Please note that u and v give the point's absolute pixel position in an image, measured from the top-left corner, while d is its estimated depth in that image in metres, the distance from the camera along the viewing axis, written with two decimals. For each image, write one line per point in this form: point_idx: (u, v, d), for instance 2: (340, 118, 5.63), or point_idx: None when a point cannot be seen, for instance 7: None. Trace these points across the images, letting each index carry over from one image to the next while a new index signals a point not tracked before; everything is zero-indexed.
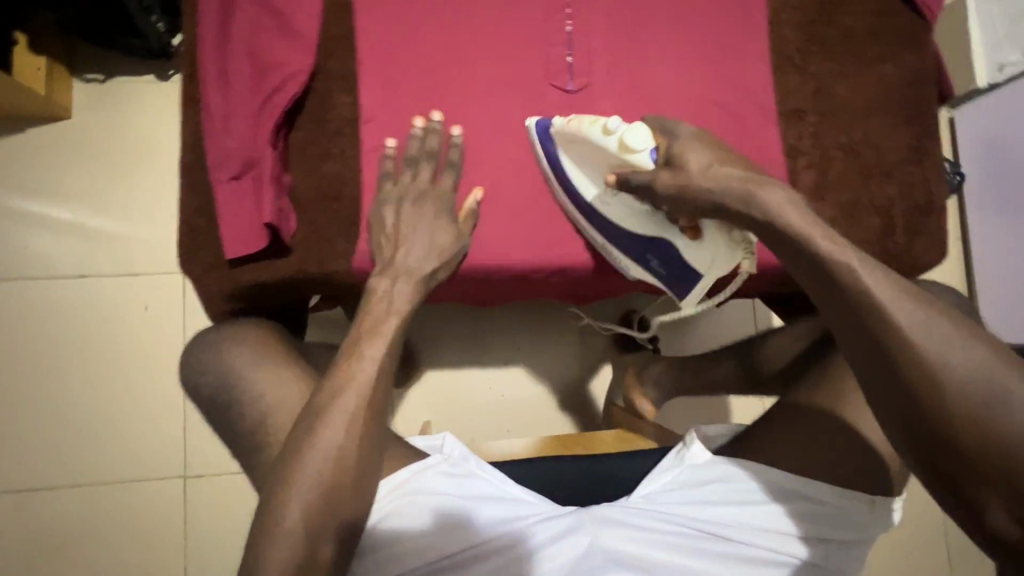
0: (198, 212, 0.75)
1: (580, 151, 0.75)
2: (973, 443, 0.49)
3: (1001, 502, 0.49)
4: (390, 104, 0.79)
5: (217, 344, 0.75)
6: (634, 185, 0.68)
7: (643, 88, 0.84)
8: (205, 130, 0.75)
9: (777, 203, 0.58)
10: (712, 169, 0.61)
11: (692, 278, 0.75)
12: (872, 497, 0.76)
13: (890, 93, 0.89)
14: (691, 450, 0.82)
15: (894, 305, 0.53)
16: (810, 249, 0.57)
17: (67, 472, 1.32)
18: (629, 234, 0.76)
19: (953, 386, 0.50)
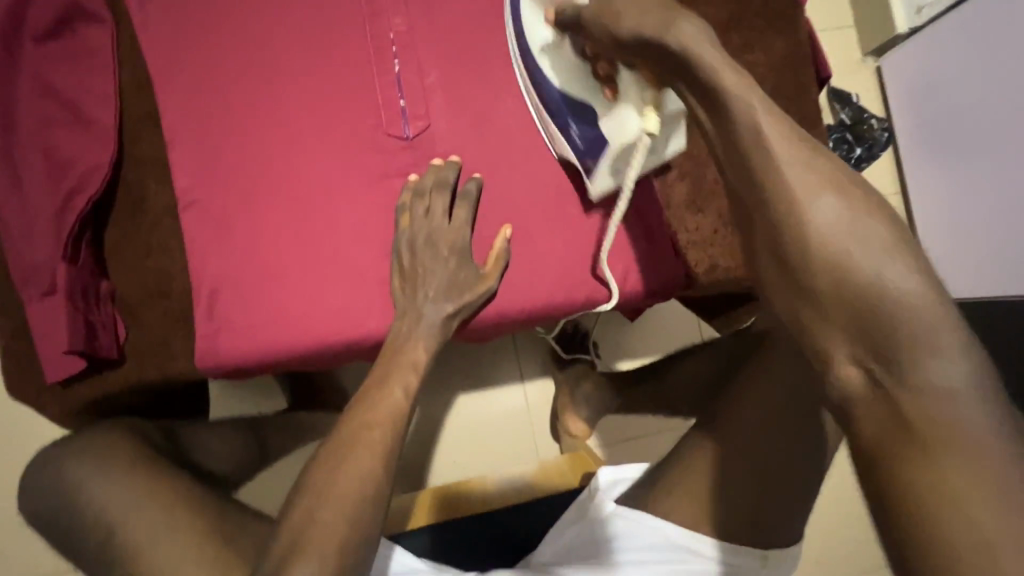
0: (16, 332, 0.70)
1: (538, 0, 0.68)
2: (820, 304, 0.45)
3: (848, 349, 0.45)
4: (208, 183, 0.73)
5: (57, 462, 0.72)
6: (567, 22, 0.62)
7: (487, 122, 0.78)
8: (7, 245, 0.69)
9: (690, 36, 0.50)
10: (638, 9, 0.53)
11: (601, 147, 0.68)
12: (764, 551, 0.71)
13: (761, 83, 0.82)
14: (593, 501, 0.77)
15: (815, 209, 0.46)
16: (715, 85, 0.49)
17: None
18: (562, 94, 0.70)
19: (819, 239, 0.45)
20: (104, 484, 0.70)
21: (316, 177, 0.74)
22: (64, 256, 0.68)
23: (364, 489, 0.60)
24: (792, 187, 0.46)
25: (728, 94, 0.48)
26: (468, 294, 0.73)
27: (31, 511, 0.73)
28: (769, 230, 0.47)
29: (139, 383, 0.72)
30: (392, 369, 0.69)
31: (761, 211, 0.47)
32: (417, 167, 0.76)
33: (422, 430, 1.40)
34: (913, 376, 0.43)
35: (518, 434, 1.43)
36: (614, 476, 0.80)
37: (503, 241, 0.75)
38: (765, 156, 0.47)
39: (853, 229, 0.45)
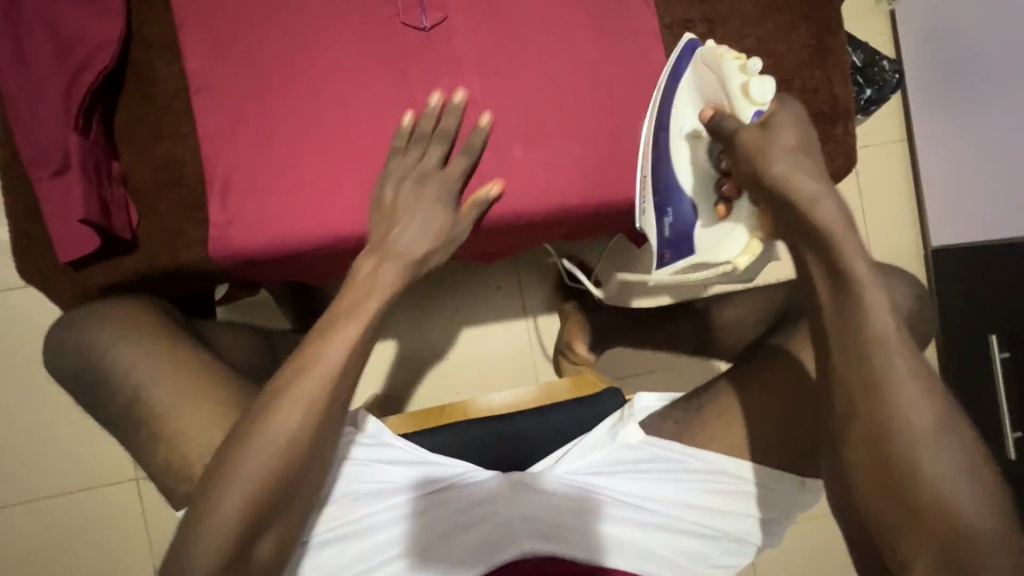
0: (27, 214, 0.69)
1: (704, 84, 0.66)
2: (912, 495, 0.52)
3: (930, 561, 0.51)
4: (220, 66, 0.71)
5: (78, 327, 0.70)
6: (717, 128, 0.59)
7: (506, 16, 0.76)
8: (11, 122, 0.67)
9: (825, 213, 0.52)
10: (797, 163, 0.53)
11: (682, 249, 0.69)
12: (803, 478, 0.76)
13: None
14: (625, 429, 0.79)
15: (913, 409, 0.52)
16: (840, 258, 0.53)
17: (21, 488, 1.33)
18: (670, 180, 0.69)
19: (915, 464, 0.52)
20: (128, 351, 0.68)
21: (331, 66, 0.73)
22: (74, 131, 0.66)
23: (320, 393, 0.58)
24: (897, 365, 0.53)
25: (842, 247, 0.52)
26: (446, 236, 0.69)
27: (55, 366, 0.71)
28: (867, 425, 0.53)
29: (153, 271, 0.72)
30: (357, 287, 0.63)
31: (860, 380, 0.53)
32: (435, 60, 0.75)
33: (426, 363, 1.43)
34: None
35: (520, 368, 1.46)
36: (648, 402, 0.82)
37: (485, 195, 0.71)
38: (880, 351, 0.53)
39: (940, 417, 0.52)
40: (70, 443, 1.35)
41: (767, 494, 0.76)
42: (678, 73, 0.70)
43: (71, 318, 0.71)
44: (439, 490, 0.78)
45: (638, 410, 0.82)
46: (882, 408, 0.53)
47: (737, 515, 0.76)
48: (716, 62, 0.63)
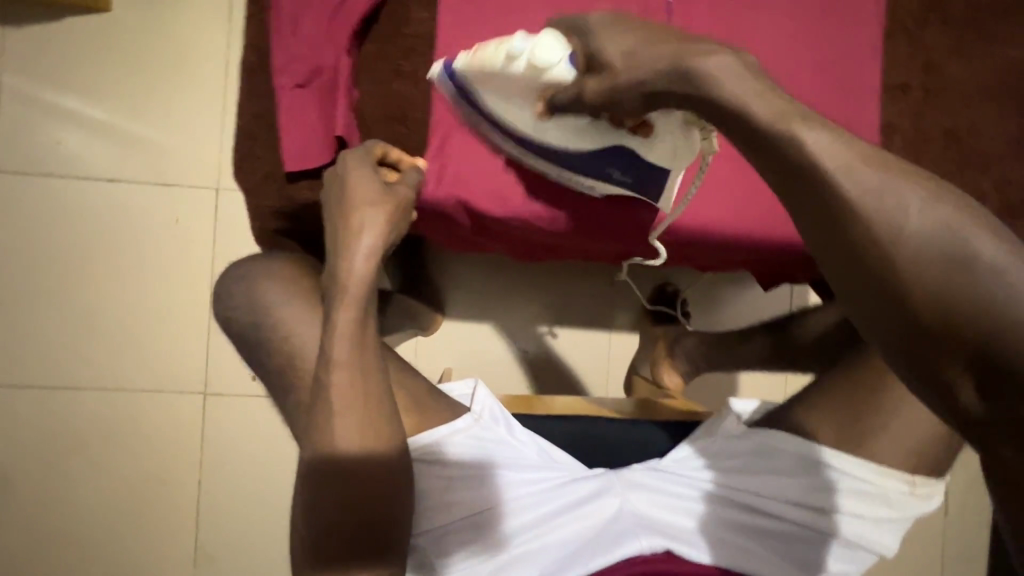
0: (257, 118, 0.72)
1: (496, 89, 0.65)
2: (945, 304, 0.36)
3: (973, 381, 0.37)
4: (470, 24, 0.73)
5: (248, 280, 0.73)
6: (562, 105, 0.59)
7: (743, 42, 0.77)
8: (272, 31, 0.70)
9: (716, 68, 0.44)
10: (636, 53, 0.49)
11: (660, 177, 0.69)
12: (912, 478, 0.75)
13: (1007, 77, 0.81)
14: (726, 420, 0.82)
15: (902, 236, 0.37)
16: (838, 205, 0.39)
17: (89, 374, 1.35)
18: (572, 159, 0.68)
19: (911, 258, 0.37)
20: (291, 305, 0.70)
21: None
22: (339, 54, 0.70)
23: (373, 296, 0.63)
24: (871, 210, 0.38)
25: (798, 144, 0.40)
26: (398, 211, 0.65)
27: (223, 323, 0.74)
28: (856, 250, 0.38)
29: None
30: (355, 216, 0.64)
31: (810, 202, 0.40)
32: None
33: (505, 353, 1.44)
34: None
35: (594, 376, 1.47)
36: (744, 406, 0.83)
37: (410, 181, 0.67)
38: (863, 227, 0.38)
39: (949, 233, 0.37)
40: (144, 342, 1.36)
41: (878, 493, 0.75)
42: (467, 88, 0.67)
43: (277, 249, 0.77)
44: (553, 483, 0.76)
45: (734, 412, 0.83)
46: (856, 209, 0.38)
47: (843, 514, 0.75)
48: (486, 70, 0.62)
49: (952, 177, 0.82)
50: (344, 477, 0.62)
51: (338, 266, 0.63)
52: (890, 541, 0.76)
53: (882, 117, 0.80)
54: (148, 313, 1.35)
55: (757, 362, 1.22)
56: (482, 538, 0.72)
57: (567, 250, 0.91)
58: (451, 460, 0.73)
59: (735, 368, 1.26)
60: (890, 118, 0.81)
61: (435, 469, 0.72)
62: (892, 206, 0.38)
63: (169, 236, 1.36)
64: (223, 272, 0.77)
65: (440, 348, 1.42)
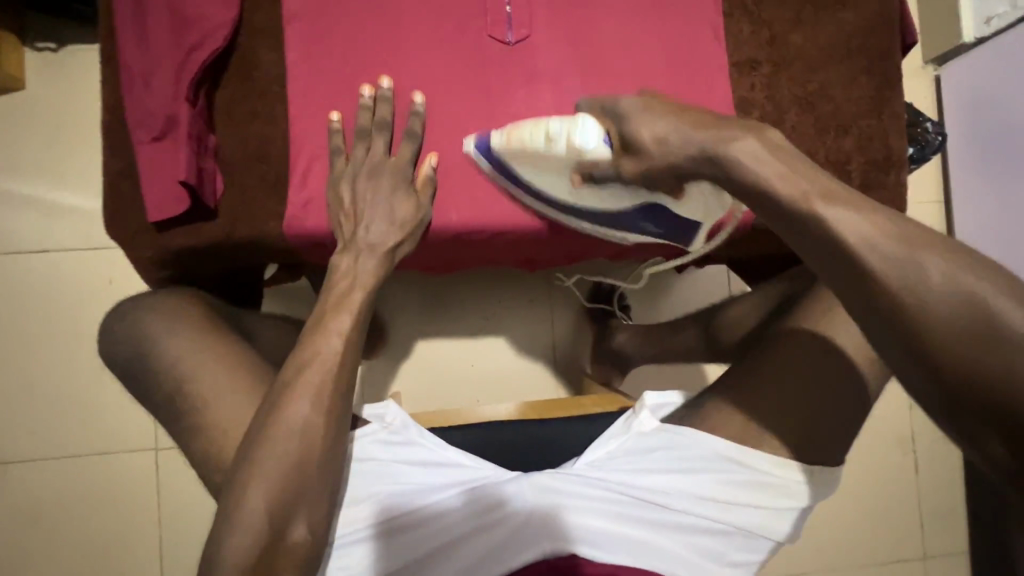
0: (122, 174, 0.74)
1: (535, 163, 0.72)
2: (968, 362, 0.43)
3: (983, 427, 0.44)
4: (318, 59, 0.76)
5: (132, 314, 0.76)
6: (600, 178, 0.68)
7: (586, 41, 0.81)
8: (125, 89, 0.73)
9: (742, 154, 0.54)
10: (669, 139, 0.58)
11: (691, 228, 0.74)
12: (811, 469, 0.76)
13: (846, 41, 0.85)
14: (639, 417, 0.82)
15: (927, 297, 0.45)
16: (850, 256, 0.48)
17: (40, 445, 1.35)
18: (607, 212, 0.75)
19: (939, 319, 0.45)
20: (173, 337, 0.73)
21: (419, 70, 0.78)
22: (183, 101, 0.72)
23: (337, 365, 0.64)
24: (906, 279, 0.46)
25: (822, 216, 0.50)
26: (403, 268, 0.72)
27: (106, 356, 0.76)
28: (902, 327, 0.46)
29: (227, 238, 0.75)
30: (326, 313, 0.67)
31: (829, 258, 0.50)
32: (515, 72, 0.79)
33: (452, 370, 1.45)
34: None
35: (543, 381, 1.48)
36: (658, 398, 0.85)
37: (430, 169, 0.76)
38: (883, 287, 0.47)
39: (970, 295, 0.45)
40: (93, 406, 1.37)
41: (778, 485, 0.76)
42: (502, 163, 0.75)
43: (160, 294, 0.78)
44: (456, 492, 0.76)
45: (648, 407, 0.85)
46: (885, 278, 0.47)
47: (746, 506, 0.75)
48: (528, 149, 0.71)
49: (813, 142, 0.84)
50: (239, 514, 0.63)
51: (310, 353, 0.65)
52: (791, 531, 0.77)
53: (734, 93, 0.83)
54: (94, 377, 1.37)
55: (687, 355, 1.19)
56: (395, 544, 0.72)
57: (460, 260, 0.94)
58: (359, 474, 0.75)
59: (673, 361, 1.25)
60: (743, 93, 0.83)
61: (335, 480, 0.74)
62: (917, 270, 0.46)
63: (104, 299, 1.38)
64: (102, 324, 0.78)
65: (386, 373, 1.43)
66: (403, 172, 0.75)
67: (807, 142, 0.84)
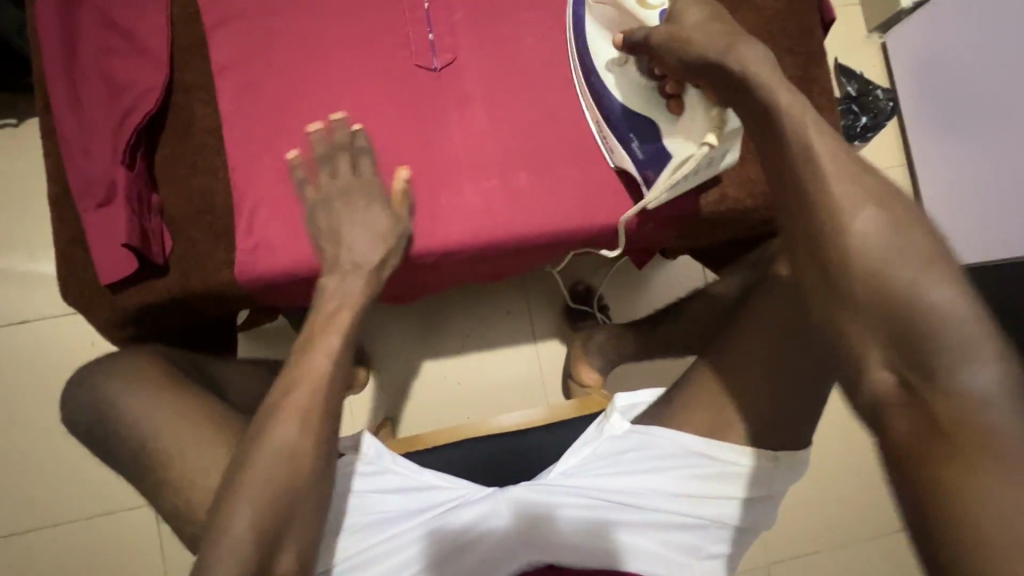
0: (72, 241, 0.76)
1: (604, 15, 0.74)
2: (876, 292, 0.49)
3: (881, 352, 0.49)
4: (250, 108, 0.78)
5: (91, 376, 0.76)
6: (635, 41, 0.67)
7: (510, 58, 0.83)
8: (66, 160, 0.75)
9: (750, 54, 0.57)
10: (709, 28, 0.60)
11: (663, 160, 0.74)
12: (776, 453, 0.74)
13: (767, 26, 0.87)
14: (611, 420, 0.81)
15: (871, 234, 0.50)
16: (812, 178, 0.53)
17: (39, 514, 1.36)
18: (619, 105, 0.76)
19: (859, 252, 0.50)
20: (133, 395, 0.73)
21: (350, 106, 0.80)
22: (124, 166, 0.74)
23: (324, 385, 0.66)
24: (851, 216, 0.51)
25: (807, 134, 0.54)
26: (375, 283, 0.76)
27: (70, 423, 0.77)
28: (822, 253, 0.52)
29: (180, 292, 0.77)
30: (314, 337, 0.70)
31: (785, 180, 0.54)
32: (444, 96, 0.81)
33: (439, 390, 1.45)
34: (948, 383, 0.46)
35: (531, 390, 1.48)
36: (630, 399, 0.83)
37: (404, 182, 0.78)
38: (832, 221, 0.51)
39: (895, 245, 0.50)
40: (88, 469, 1.38)
41: (749, 475, 0.74)
42: (581, 17, 0.77)
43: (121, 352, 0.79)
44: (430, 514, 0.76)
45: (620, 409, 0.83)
46: (827, 214, 0.52)
47: (718, 499, 0.74)
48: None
49: None
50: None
51: (294, 367, 0.67)
52: (768, 519, 0.76)
53: None
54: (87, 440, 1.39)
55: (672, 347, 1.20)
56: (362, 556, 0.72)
57: (425, 282, 0.94)
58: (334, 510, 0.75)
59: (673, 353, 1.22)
60: None
61: None
62: (880, 227, 0.50)
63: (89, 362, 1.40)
64: (65, 387, 0.78)
65: (375, 402, 1.43)
66: (346, 207, 0.77)
67: None
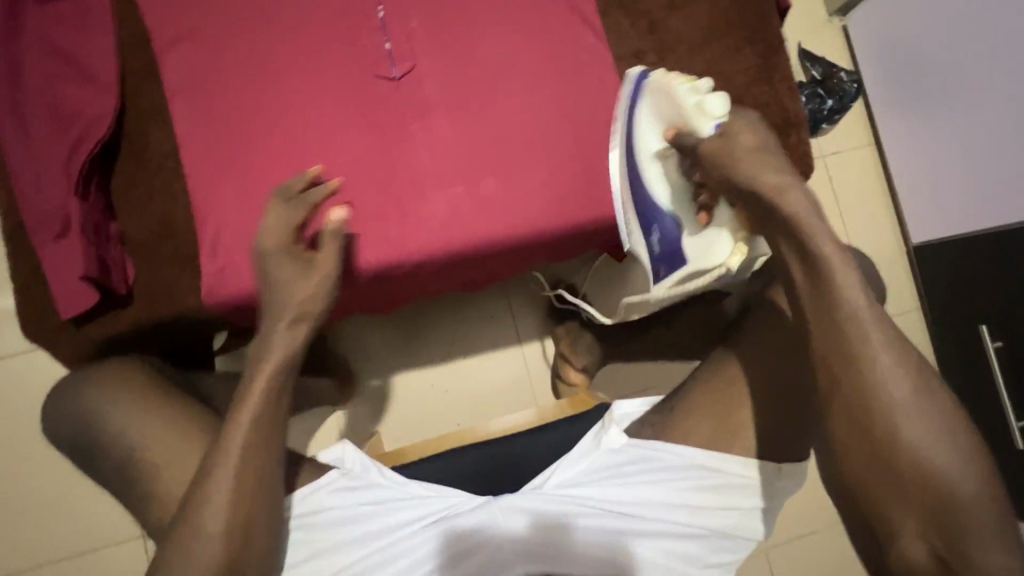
0: (31, 277, 0.73)
1: (651, 101, 0.74)
2: (914, 474, 0.56)
3: (918, 528, 0.56)
4: (206, 128, 0.76)
5: (64, 396, 0.74)
6: (686, 145, 0.69)
7: (469, 62, 0.82)
8: (17, 193, 0.72)
9: (792, 202, 0.60)
10: (764, 161, 0.63)
11: (677, 263, 0.75)
12: (778, 464, 0.75)
13: (724, 16, 0.88)
14: (608, 433, 0.79)
15: (913, 416, 0.57)
16: (841, 310, 0.59)
17: (24, 555, 1.33)
18: (645, 199, 0.76)
19: (907, 439, 0.57)
20: (106, 420, 0.71)
21: (311, 120, 0.78)
22: (78, 197, 0.72)
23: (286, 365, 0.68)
24: (896, 395, 0.57)
25: (840, 286, 0.59)
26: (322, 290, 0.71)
27: (51, 436, 0.76)
28: (878, 436, 0.57)
29: (148, 321, 0.76)
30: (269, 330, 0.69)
31: (842, 356, 0.59)
32: (407, 105, 0.80)
33: (429, 399, 1.44)
34: (971, 560, 0.54)
35: (521, 393, 1.47)
36: (624, 410, 0.82)
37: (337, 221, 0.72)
38: (881, 394, 0.57)
39: (933, 430, 0.57)
40: (72, 505, 1.35)
41: (748, 485, 0.76)
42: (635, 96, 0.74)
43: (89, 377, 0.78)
44: (430, 522, 0.76)
45: (619, 419, 0.81)
46: (878, 399, 0.57)
47: (718, 509, 0.76)
48: (669, 86, 0.72)
49: None
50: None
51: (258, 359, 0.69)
52: (768, 528, 0.77)
53: None
54: (69, 477, 1.35)
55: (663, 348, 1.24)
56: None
57: (399, 294, 0.94)
58: (321, 526, 0.75)
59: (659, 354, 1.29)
60: None
61: (302, 533, 0.74)
62: (921, 414, 0.57)
63: None
64: (41, 408, 0.77)
65: (365, 415, 1.42)
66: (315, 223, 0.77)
67: None
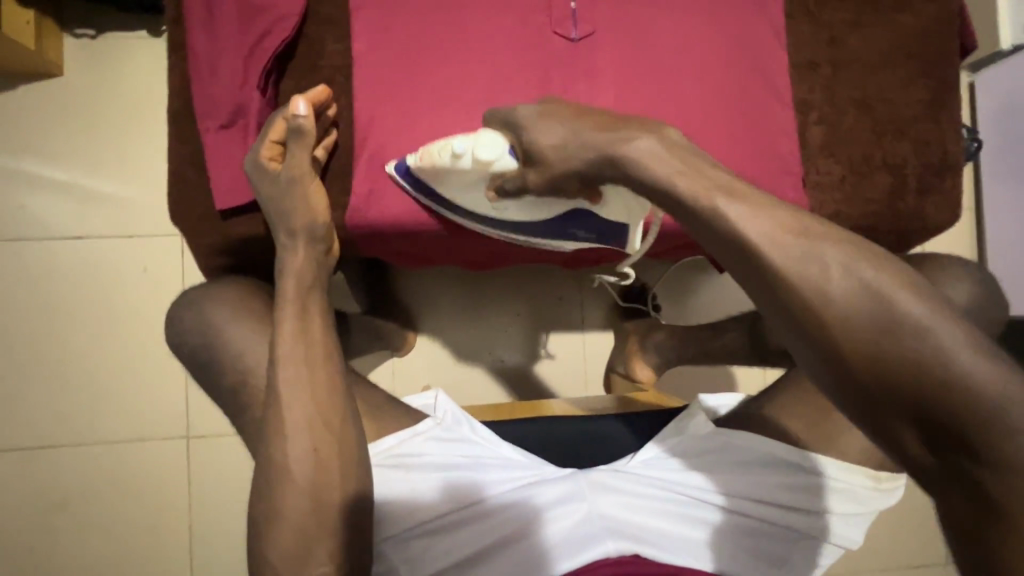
0: (187, 161, 0.74)
1: (449, 183, 0.70)
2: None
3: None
4: (382, 50, 0.76)
5: (194, 303, 0.75)
6: (511, 190, 0.64)
7: (647, 37, 0.81)
8: (192, 77, 0.73)
9: (643, 155, 0.52)
10: (566, 144, 0.56)
11: (619, 233, 0.67)
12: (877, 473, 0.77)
13: (904, 44, 0.86)
14: (694, 420, 0.82)
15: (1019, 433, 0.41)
16: (886, 303, 0.43)
17: (68, 431, 1.36)
18: (534, 222, 0.72)
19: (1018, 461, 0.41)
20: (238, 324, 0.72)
21: (482, 63, 0.78)
22: (250, 92, 0.72)
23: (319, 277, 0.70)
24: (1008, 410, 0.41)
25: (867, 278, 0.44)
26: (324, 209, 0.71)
27: (173, 346, 0.76)
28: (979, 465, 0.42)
29: None
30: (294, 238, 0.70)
31: (920, 372, 0.42)
32: (579, 68, 0.79)
33: (485, 365, 1.45)
34: None
35: (573, 378, 1.48)
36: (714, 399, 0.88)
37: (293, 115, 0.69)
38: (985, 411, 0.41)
39: None
40: (122, 394, 1.37)
41: (840, 489, 0.77)
42: (423, 184, 0.73)
43: (217, 279, 0.78)
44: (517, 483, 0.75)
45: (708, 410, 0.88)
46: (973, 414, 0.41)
47: (807, 510, 0.76)
48: (436, 167, 0.68)
49: (870, 145, 0.84)
50: (297, 487, 0.63)
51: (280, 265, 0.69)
52: (859, 538, 0.77)
53: (794, 94, 0.84)
54: (124, 366, 1.38)
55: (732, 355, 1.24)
56: (466, 532, 0.72)
57: (508, 253, 0.93)
58: (419, 467, 0.75)
59: (720, 359, 1.28)
60: (802, 94, 0.84)
61: (400, 473, 0.75)
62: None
63: (137, 288, 1.38)
64: (165, 318, 0.77)
65: (419, 367, 1.43)
66: None
67: (865, 145, 0.84)
